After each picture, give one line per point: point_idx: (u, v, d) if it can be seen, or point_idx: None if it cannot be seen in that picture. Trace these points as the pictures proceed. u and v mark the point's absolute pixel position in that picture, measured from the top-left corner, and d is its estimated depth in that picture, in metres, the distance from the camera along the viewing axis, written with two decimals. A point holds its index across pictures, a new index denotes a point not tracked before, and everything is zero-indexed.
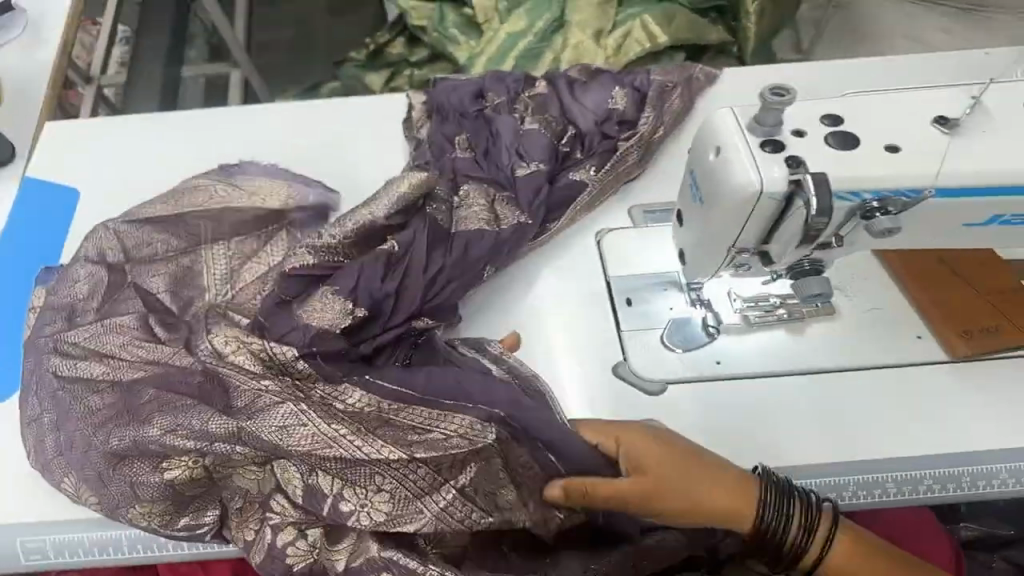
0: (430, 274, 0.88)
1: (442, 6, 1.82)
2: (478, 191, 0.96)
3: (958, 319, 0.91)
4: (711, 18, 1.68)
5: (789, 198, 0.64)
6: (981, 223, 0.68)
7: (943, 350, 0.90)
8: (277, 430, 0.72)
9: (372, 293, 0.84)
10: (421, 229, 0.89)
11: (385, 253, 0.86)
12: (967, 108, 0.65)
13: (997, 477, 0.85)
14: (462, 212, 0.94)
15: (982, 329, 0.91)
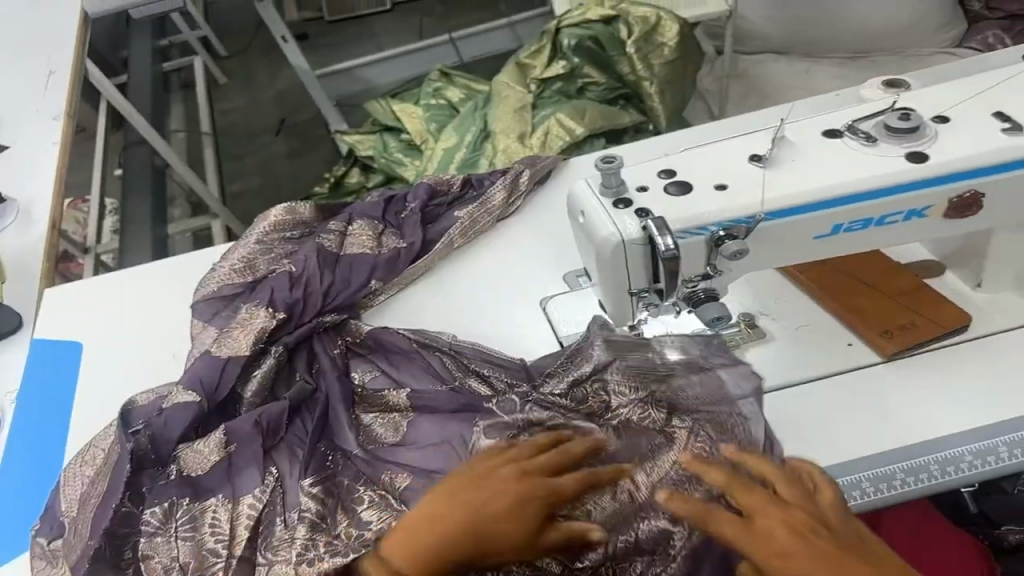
0: (324, 287, 1.06)
1: (385, 138, 2.20)
2: (366, 225, 1.15)
3: (878, 322, 0.99)
4: (621, 105, 1.99)
5: (646, 241, 0.77)
6: (828, 233, 0.79)
7: (874, 352, 0.98)
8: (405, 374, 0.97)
9: (283, 298, 1.03)
10: (310, 254, 1.08)
11: (286, 272, 1.06)
12: (772, 144, 0.80)
13: (963, 460, 0.87)
14: (350, 239, 1.14)
15: (900, 326, 0.98)
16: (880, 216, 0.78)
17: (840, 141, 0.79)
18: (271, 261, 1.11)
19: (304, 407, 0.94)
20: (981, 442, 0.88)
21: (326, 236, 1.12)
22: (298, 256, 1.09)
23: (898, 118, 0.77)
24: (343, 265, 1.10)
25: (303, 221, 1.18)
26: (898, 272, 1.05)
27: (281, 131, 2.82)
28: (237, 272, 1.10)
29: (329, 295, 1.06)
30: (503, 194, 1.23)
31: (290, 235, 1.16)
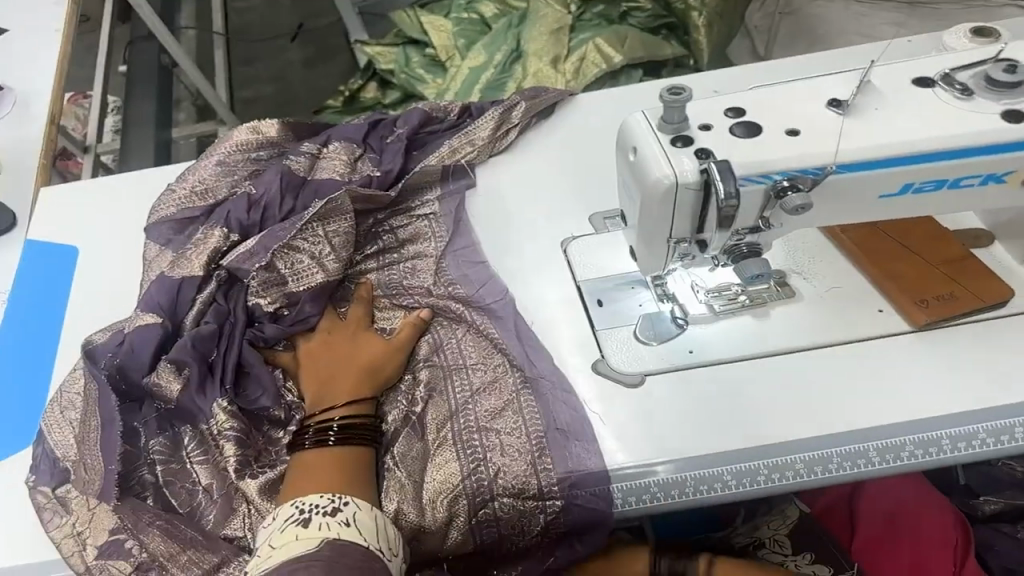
0: (285, 211, 1.01)
1: (406, 50, 2.06)
2: (344, 148, 1.09)
3: (914, 290, 0.91)
4: (664, 34, 1.86)
5: (701, 186, 0.69)
6: (895, 193, 0.71)
7: (904, 321, 0.91)
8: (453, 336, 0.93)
9: (240, 221, 0.99)
10: (275, 176, 1.03)
11: (246, 195, 1.01)
12: (855, 89, 0.71)
13: (977, 437, 0.82)
14: (324, 162, 1.08)
15: (938, 297, 0.91)
16: (951, 177, 0.70)
17: (932, 92, 0.70)
18: (236, 184, 1.06)
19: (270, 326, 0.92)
20: (999, 420, 0.83)
21: (297, 157, 1.07)
22: (263, 177, 1.04)
23: (1002, 70, 0.68)
24: (306, 189, 1.03)
25: (276, 144, 1.12)
26: (943, 239, 0.97)
27: (297, 37, 2.68)
28: (198, 194, 1.05)
29: (227, 217, 0.99)
30: (493, 123, 1.12)
31: (261, 157, 1.11)
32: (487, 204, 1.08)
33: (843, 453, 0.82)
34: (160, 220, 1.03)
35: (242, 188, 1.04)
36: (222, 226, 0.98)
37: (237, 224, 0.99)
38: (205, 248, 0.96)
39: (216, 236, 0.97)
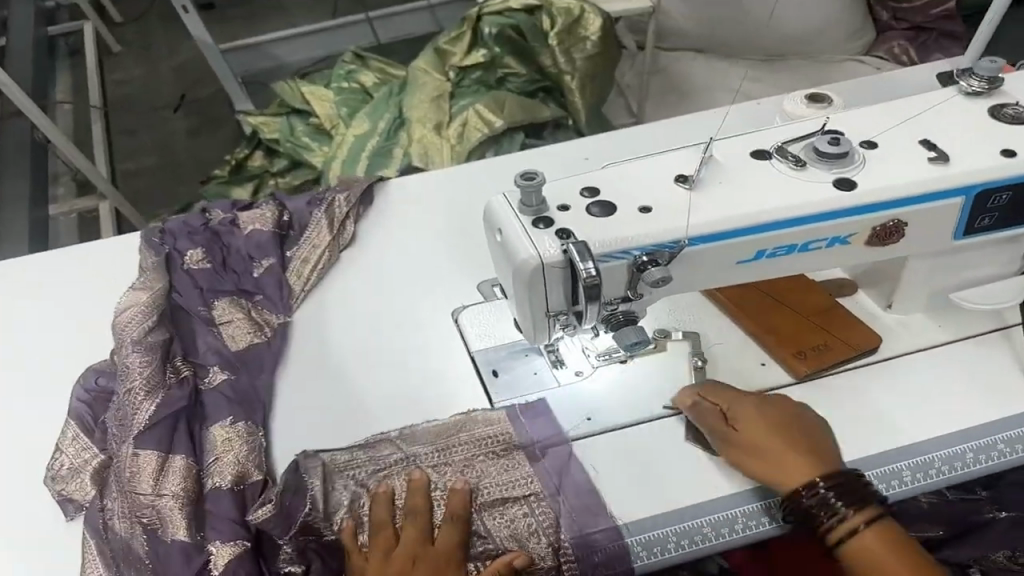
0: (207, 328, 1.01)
1: (291, 120, 2.06)
2: (217, 255, 1.10)
3: (792, 342, 0.97)
4: (542, 97, 1.95)
5: (566, 265, 0.72)
6: (751, 258, 0.76)
7: (786, 372, 0.96)
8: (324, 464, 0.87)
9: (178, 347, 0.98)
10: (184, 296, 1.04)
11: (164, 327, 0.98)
12: (699, 164, 0.76)
13: (868, 486, 0.86)
14: (203, 267, 1.08)
15: (814, 348, 0.96)
16: (802, 242, 0.75)
17: (769, 164, 0.75)
18: (165, 366, 0.94)
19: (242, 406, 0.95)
20: (886, 466, 0.87)
21: (190, 311, 1.03)
22: (194, 356, 0.98)
23: (827, 142, 0.74)
24: (247, 360, 1.00)
25: (153, 303, 1.00)
26: (815, 291, 1.03)
27: (181, 107, 2.63)
28: (146, 392, 0.90)
29: (206, 416, 0.92)
30: (325, 223, 1.15)
31: (147, 327, 0.96)
32: (378, 290, 1.10)
33: (746, 513, 0.84)
34: (126, 452, 0.86)
35: (180, 371, 0.95)
36: (219, 418, 0.92)
37: (235, 408, 0.94)
38: (231, 449, 0.89)
39: (238, 427, 0.92)
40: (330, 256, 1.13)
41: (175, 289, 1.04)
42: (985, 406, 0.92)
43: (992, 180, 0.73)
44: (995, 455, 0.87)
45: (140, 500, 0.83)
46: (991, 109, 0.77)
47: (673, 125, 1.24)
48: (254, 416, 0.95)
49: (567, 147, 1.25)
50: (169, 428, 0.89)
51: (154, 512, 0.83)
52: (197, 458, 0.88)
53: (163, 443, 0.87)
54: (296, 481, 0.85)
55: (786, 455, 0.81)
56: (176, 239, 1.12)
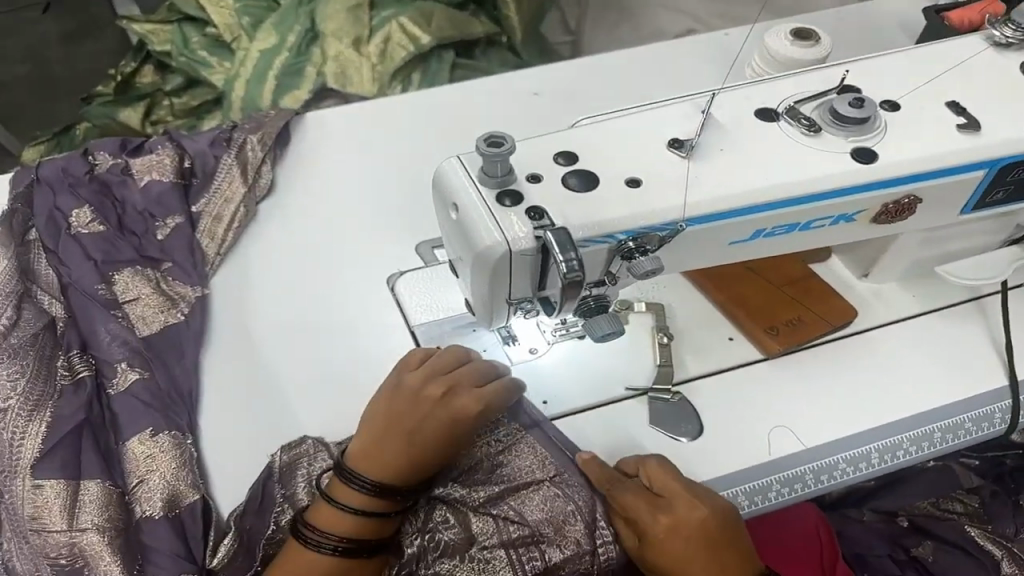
0: (107, 311, 0.84)
1: (185, 29, 1.79)
2: (112, 217, 0.93)
3: (765, 317, 0.91)
4: (473, 10, 1.78)
5: (539, 252, 0.59)
6: (744, 239, 0.65)
7: (758, 350, 0.90)
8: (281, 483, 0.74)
9: (76, 339, 0.82)
10: (78, 270, 0.87)
11: (51, 320, 0.83)
12: (699, 125, 0.63)
13: (838, 468, 0.83)
14: (92, 230, 0.90)
15: (788, 323, 0.90)
16: (804, 221, 0.64)
17: (776, 127, 0.63)
18: (55, 368, 0.79)
19: (164, 406, 0.80)
20: (855, 448, 0.84)
21: (85, 291, 0.85)
22: (93, 349, 0.82)
23: (848, 103, 0.62)
24: (161, 348, 0.84)
25: (5, 286, 0.82)
26: (787, 260, 0.96)
27: (50, 7, 2.22)
28: (27, 412, 0.75)
29: (118, 426, 0.78)
30: (237, 170, 0.98)
31: (8, 320, 0.80)
32: (303, 254, 0.95)
33: None
34: (21, 486, 0.72)
35: (75, 371, 0.80)
36: (133, 429, 0.77)
37: (152, 413, 0.78)
38: (158, 465, 0.75)
39: (159, 439, 0.76)
40: (246, 211, 0.96)
41: (66, 262, 0.87)
42: (958, 383, 0.88)
43: (1016, 154, 0.64)
44: (962, 433, 0.86)
45: (53, 540, 0.70)
46: (1021, 65, 0.67)
47: (634, 60, 1.10)
48: (177, 418, 0.79)
49: (513, 81, 1.09)
50: (73, 449, 0.74)
51: (74, 552, 0.70)
52: (114, 479, 0.74)
53: (69, 469, 0.73)
54: (262, 500, 0.74)
55: (695, 552, 0.70)
56: (55, 192, 0.93)
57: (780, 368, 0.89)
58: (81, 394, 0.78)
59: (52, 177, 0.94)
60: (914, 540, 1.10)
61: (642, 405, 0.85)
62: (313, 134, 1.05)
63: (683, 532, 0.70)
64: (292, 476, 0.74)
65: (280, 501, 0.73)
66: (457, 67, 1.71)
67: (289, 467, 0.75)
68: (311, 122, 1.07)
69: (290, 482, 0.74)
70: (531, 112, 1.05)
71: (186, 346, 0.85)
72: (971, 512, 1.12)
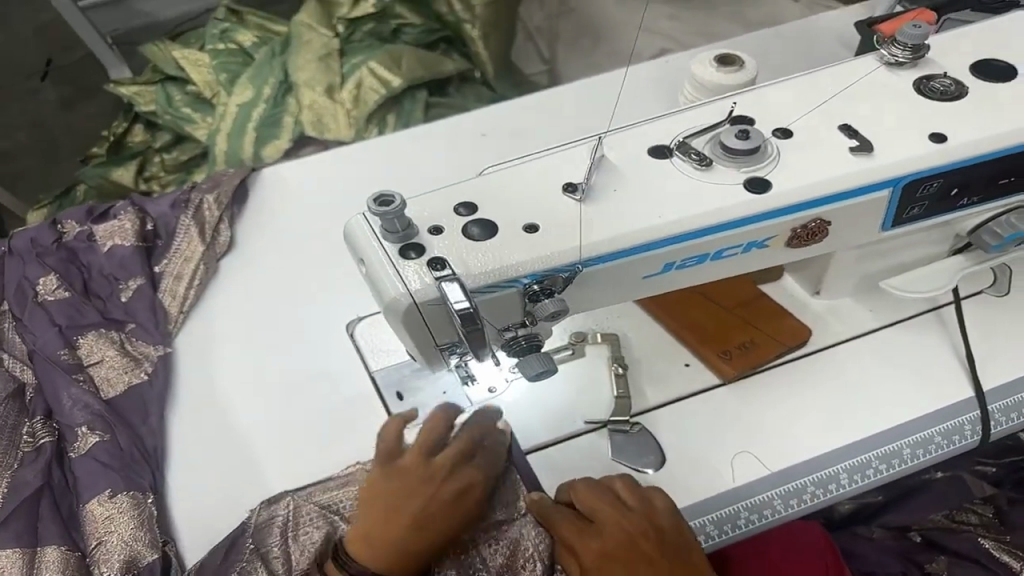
0: (72, 377, 0.88)
1: (169, 88, 1.85)
2: (76, 282, 0.97)
3: (718, 341, 0.91)
4: (444, 48, 1.85)
5: (442, 300, 0.61)
6: (658, 272, 0.67)
7: (712, 375, 0.91)
8: (254, 534, 0.77)
9: (42, 406, 0.87)
10: (44, 339, 0.91)
11: (16, 392, 0.88)
12: (590, 168, 0.65)
13: (805, 492, 0.83)
14: (55, 297, 0.95)
15: (740, 346, 0.91)
16: (716, 250, 0.65)
17: (669, 165, 0.65)
18: (19, 437, 0.85)
19: (127, 466, 0.83)
20: (821, 470, 0.84)
21: (48, 357, 0.89)
22: (57, 415, 0.86)
23: (735, 135, 0.64)
24: (123, 408, 0.87)
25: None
26: (740, 282, 0.97)
27: (48, 75, 2.32)
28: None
29: (78, 490, 0.81)
30: (194, 231, 1.02)
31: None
32: (265, 305, 0.98)
33: None
34: None
35: (37, 438, 0.85)
36: (93, 491, 0.81)
37: (110, 474, 0.81)
38: (116, 525, 0.78)
39: (118, 500, 0.80)
40: (207, 268, 1.00)
41: (31, 329, 0.92)
42: (921, 395, 0.88)
43: (926, 171, 0.64)
44: (933, 448, 0.85)
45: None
46: (916, 83, 0.68)
47: (580, 94, 1.12)
48: (140, 480, 0.82)
49: (463, 121, 1.12)
50: (31, 515, 0.79)
51: None
52: (74, 542, 0.79)
53: (25, 537, 0.78)
54: (224, 559, 0.76)
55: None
56: (25, 262, 0.98)
57: (736, 391, 0.90)
58: (42, 461, 0.83)
59: (22, 250, 0.99)
60: (927, 555, 1.07)
61: (599, 437, 0.86)
62: (273, 191, 1.09)
63: (621, 560, 0.71)
64: (267, 532, 0.77)
65: (246, 556, 0.76)
66: (432, 105, 1.75)
67: (265, 522, 0.78)
68: (269, 177, 1.10)
69: (263, 539, 0.77)
70: (480, 151, 1.08)
71: (146, 406, 0.88)
72: (987, 523, 1.10)
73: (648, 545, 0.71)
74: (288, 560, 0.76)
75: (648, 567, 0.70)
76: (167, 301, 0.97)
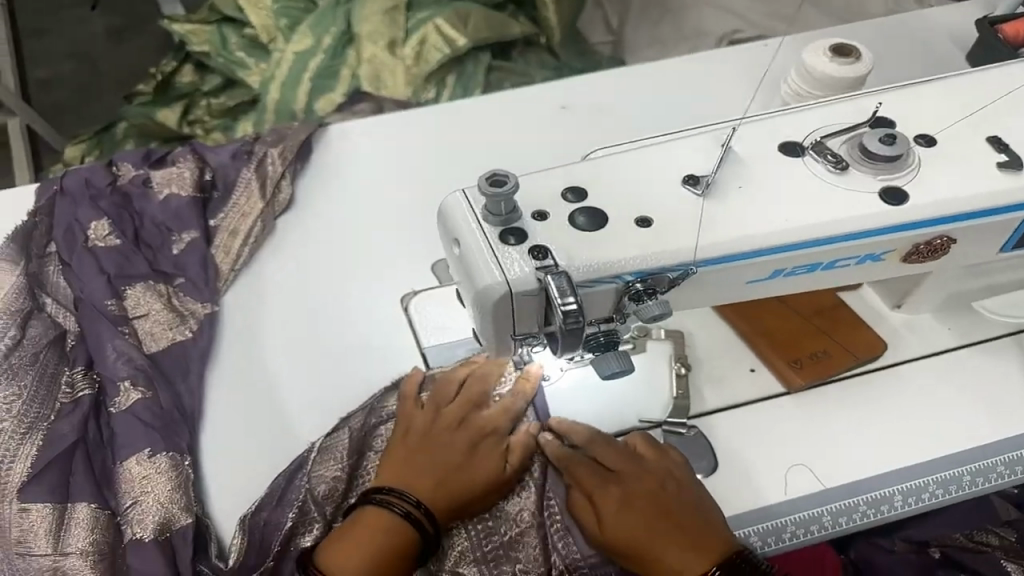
0: (116, 329, 0.84)
1: (224, 30, 1.80)
2: (125, 229, 0.93)
3: (789, 348, 0.86)
4: (511, 11, 1.77)
5: (541, 291, 0.56)
6: (764, 278, 0.61)
7: (779, 383, 0.86)
8: (314, 467, 0.76)
9: (83, 355, 0.83)
10: (91, 285, 0.87)
11: (58, 338, 0.83)
12: (717, 161, 0.59)
13: (858, 511, 0.79)
14: (106, 243, 0.91)
15: (812, 355, 0.86)
16: (828, 261, 0.60)
17: (802, 163, 0.59)
18: (57, 387, 0.80)
19: (168, 427, 0.79)
20: (879, 490, 0.80)
21: (95, 306, 0.85)
22: (99, 366, 0.81)
23: (878, 139, 0.58)
24: (166, 365, 0.84)
25: (12, 305, 0.84)
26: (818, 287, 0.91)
27: (99, 5, 2.26)
28: (19, 436, 0.76)
29: (115, 447, 0.77)
30: (255, 185, 0.97)
31: (10, 341, 0.81)
32: (320, 269, 0.94)
33: None
34: (9, 509, 0.73)
35: (76, 390, 0.80)
36: (132, 450, 0.77)
37: (151, 434, 0.77)
38: (152, 487, 0.74)
39: (157, 460, 0.76)
40: (264, 226, 0.95)
41: (77, 275, 0.88)
42: (1005, 427, 0.83)
43: None
44: (993, 477, 0.82)
45: (36, 564, 0.71)
46: None
47: (669, 74, 1.06)
48: (178, 440, 0.78)
49: (541, 92, 1.06)
50: (65, 469, 0.75)
51: None
52: (105, 501, 0.75)
53: (57, 492, 0.74)
54: (280, 493, 0.75)
55: (651, 527, 0.70)
56: (76, 204, 0.94)
57: (812, 404, 0.85)
58: (80, 415, 0.78)
59: (75, 189, 0.95)
60: None
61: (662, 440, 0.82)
62: (336, 149, 1.04)
63: (633, 509, 0.71)
64: (321, 465, 0.76)
65: (301, 496, 0.74)
66: (493, 70, 1.68)
67: (331, 444, 0.77)
68: (332, 135, 1.05)
69: (314, 475, 0.75)
70: (557, 127, 1.02)
71: (190, 367, 0.84)
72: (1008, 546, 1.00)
73: (663, 499, 0.71)
74: (329, 496, 0.75)
75: (659, 514, 0.70)
76: (218, 258, 0.92)
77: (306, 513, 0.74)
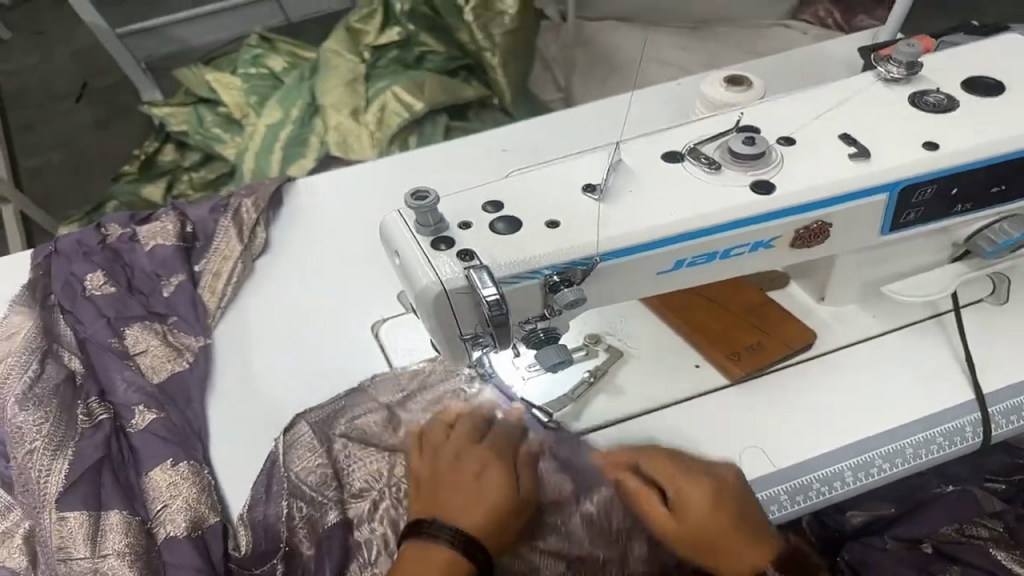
0: (123, 362, 0.94)
1: (201, 111, 1.94)
2: (120, 278, 1.03)
3: (726, 344, 0.96)
4: (465, 76, 1.90)
5: (470, 288, 0.65)
6: (671, 269, 0.71)
7: (721, 375, 0.95)
8: (289, 459, 0.85)
9: (96, 386, 0.93)
10: (98, 327, 0.97)
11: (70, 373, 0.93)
12: (608, 171, 0.71)
13: (811, 489, 0.86)
14: (105, 291, 1.01)
15: (748, 348, 0.95)
16: (723, 250, 0.70)
17: (682, 168, 0.70)
18: (78, 413, 0.89)
19: (184, 440, 0.89)
20: (827, 468, 0.87)
21: (101, 344, 0.95)
22: (112, 395, 0.92)
23: (742, 142, 0.70)
24: (171, 391, 0.94)
25: (32, 344, 0.93)
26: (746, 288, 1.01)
27: (82, 96, 2.40)
28: (51, 452, 0.86)
29: (137, 461, 0.87)
30: (233, 232, 1.08)
31: (32, 374, 0.90)
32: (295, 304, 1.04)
33: None
34: (50, 517, 0.82)
35: (94, 415, 0.90)
36: (155, 461, 0.87)
37: (170, 446, 0.88)
38: (178, 490, 0.84)
39: (178, 468, 0.86)
40: (244, 267, 1.05)
41: (86, 318, 0.98)
42: (921, 398, 0.92)
43: (917, 176, 0.70)
44: (934, 449, 0.89)
45: (78, 567, 0.80)
46: (912, 97, 0.74)
47: (597, 116, 1.18)
48: (194, 451, 0.89)
49: (485, 138, 1.18)
50: (95, 482, 0.84)
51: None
52: (134, 508, 0.84)
53: (90, 501, 0.83)
54: (267, 489, 0.85)
55: (706, 513, 0.75)
56: (71, 260, 1.04)
57: (744, 391, 0.94)
58: (102, 434, 0.88)
59: (68, 249, 1.05)
60: (938, 564, 1.05)
61: (611, 432, 0.90)
62: (304, 200, 1.15)
63: (699, 493, 0.76)
64: (293, 456, 0.86)
65: (287, 486, 0.84)
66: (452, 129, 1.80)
67: (295, 439, 0.87)
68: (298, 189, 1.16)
69: (286, 466, 0.85)
70: (501, 167, 1.14)
71: (192, 390, 0.94)
72: (997, 537, 1.07)
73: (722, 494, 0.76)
74: (321, 481, 0.84)
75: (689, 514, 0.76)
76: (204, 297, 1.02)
77: (291, 498, 0.84)
